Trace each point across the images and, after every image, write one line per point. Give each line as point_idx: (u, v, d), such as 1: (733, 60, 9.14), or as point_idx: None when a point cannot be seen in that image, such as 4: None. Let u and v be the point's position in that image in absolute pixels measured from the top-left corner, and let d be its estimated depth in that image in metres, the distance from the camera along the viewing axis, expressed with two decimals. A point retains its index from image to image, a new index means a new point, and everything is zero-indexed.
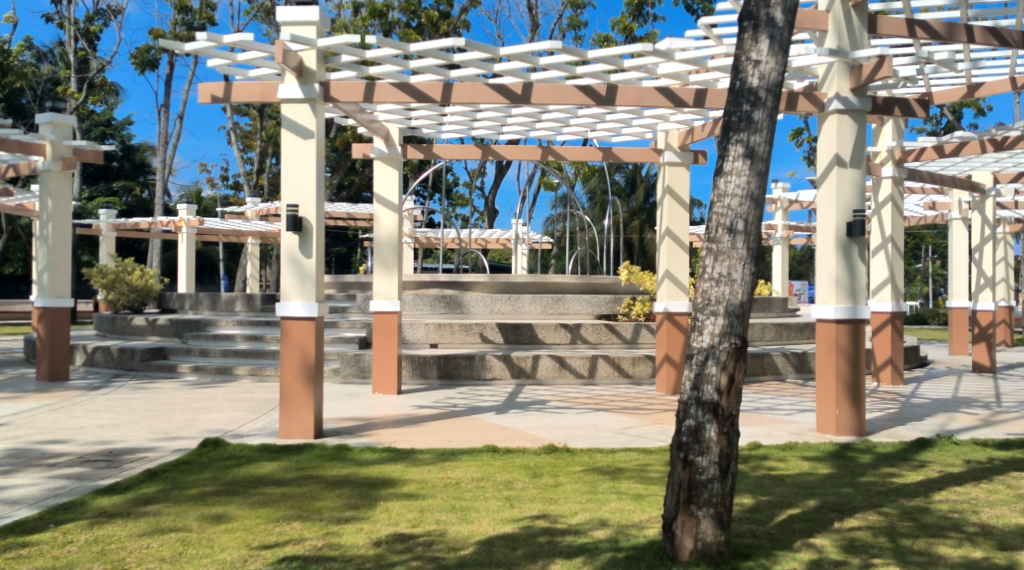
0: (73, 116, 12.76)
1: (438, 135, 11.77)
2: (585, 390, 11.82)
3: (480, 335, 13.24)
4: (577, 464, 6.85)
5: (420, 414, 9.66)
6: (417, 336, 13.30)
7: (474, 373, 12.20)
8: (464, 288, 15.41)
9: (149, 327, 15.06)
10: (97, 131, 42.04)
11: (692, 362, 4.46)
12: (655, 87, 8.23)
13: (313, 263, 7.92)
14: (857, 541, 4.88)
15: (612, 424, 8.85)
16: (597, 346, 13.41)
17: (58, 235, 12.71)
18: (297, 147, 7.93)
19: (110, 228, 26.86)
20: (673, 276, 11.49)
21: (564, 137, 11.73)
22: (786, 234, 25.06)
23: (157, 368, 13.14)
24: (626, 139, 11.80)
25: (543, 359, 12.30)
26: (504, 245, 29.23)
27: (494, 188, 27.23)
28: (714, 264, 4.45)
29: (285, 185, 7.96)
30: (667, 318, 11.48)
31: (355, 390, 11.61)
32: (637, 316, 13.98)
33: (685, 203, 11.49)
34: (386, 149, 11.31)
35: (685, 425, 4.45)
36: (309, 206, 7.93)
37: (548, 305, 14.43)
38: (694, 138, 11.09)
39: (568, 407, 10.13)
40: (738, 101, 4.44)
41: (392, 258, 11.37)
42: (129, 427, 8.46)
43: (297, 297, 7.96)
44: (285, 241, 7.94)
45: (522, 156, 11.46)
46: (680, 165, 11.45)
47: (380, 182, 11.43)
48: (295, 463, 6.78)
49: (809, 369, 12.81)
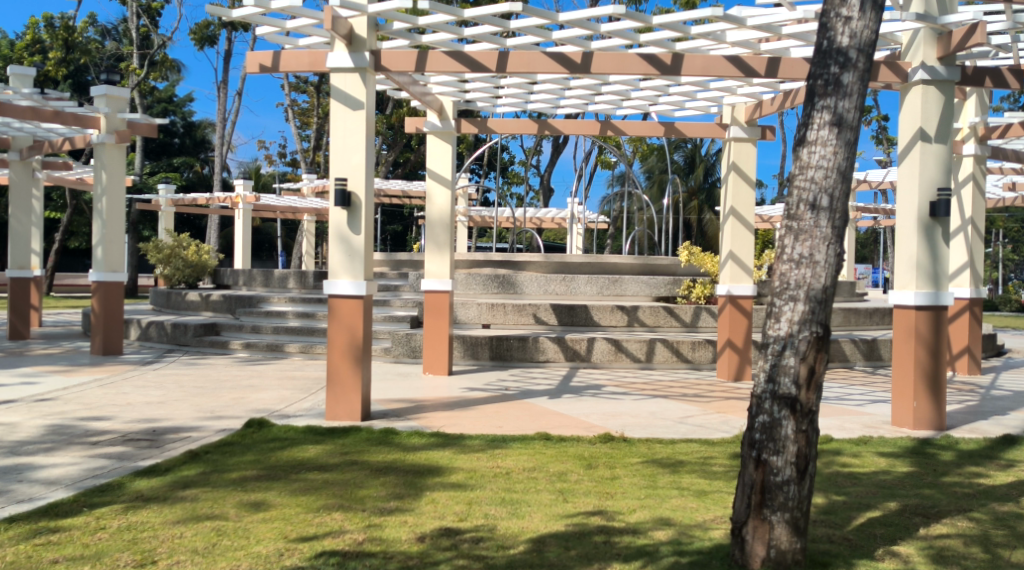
0: (127, 89, 12.63)
1: (493, 109, 11.40)
2: (641, 375, 11.43)
3: (533, 316, 12.90)
4: (635, 455, 6.48)
5: (471, 397, 9.36)
6: (469, 316, 13.01)
7: (527, 355, 11.89)
8: (517, 268, 15.07)
9: (202, 302, 14.95)
10: (160, 107, 42.44)
11: (767, 352, 4.06)
12: (723, 56, 7.77)
13: (361, 239, 7.63)
14: (947, 551, 4.47)
15: (671, 412, 8.44)
16: (655, 330, 12.97)
17: (112, 210, 12.54)
18: (346, 118, 7.62)
19: (169, 204, 26.98)
20: (737, 258, 11.03)
21: (625, 111, 11.30)
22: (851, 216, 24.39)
23: (209, 344, 13.02)
24: (690, 114, 11.33)
25: (598, 342, 11.91)
26: (560, 225, 28.86)
27: (550, 166, 26.84)
28: (795, 244, 4.03)
29: (333, 158, 7.66)
30: (731, 302, 11.03)
31: (406, 371, 11.35)
32: (697, 299, 13.43)
33: (751, 181, 10.99)
34: (440, 123, 10.96)
35: (758, 420, 4.05)
36: (358, 180, 7.62)
37: (604, 287, 13.90)
38: (763, 112, 10.60)
39: (625, 392, 9.76)
40: (825, 62, 4.00)
41: (445, 237, 11.06)
42: (175, 404, 8.26)
43: (345, 274, 7.68)
44: (333, 216, 7.66)
45: (581, 130, 11.05)
46: (747, 141, 10.97)
47: (433, 157, 11.09)
48: (340, 447, 6.49)
49: (878, 356, 12.25)
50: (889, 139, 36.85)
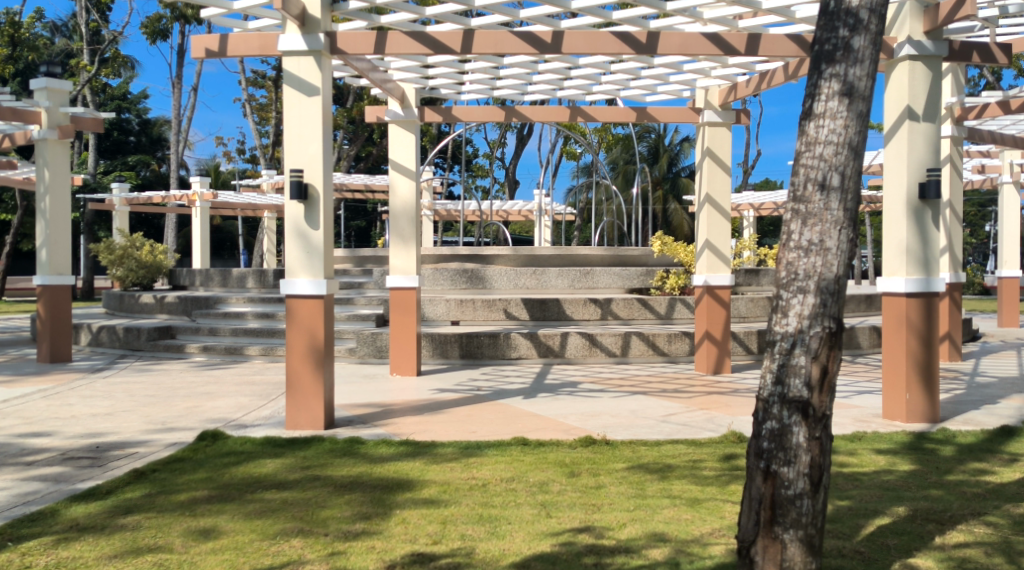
0: (69, 82, 11.96)
1: (457, 96, 10.91)
2: (618, 370, 11.01)
3: (504, 312, 12.43)
4: (620, 460, 6.04)
5: (442, 398, 8.88)
6: (438, 312, 12.50)
7: (498, 352, 11.43)
8: (485, 262, 14.58)
9: (157, 305, 14.30)
10: (113, 105, 41.41)
11: (774, 351, 3.63)
12: (701, 32, 7.36)
13: (320, 235, 7.12)
14: (969, 563, 4.09)
15: (653, 410, 8.02)
16: (629, 322, 12.61)
17: (57, 209, 11.90)
18: (301, 105, 7.11)
19: (123, 203, 26.15)
20: (713, 246, 10.65)
21: (594, 97, 10.86)
22: None
23: (164, 348, 12.40)
24: (662, 98, 10.91)
25: (572, 337, 11.48)
26: (526, 217, 28.43)
27: (515, 158, 26.38)
28: (803, 229, 3.60)
29: (288, 148, 7.14)
30: (708, 292, 10.65)
31: (371, 372, 10.83)
32: (671, 290, 13.09)
33: (726, 166, 10.61)
34: (402, 112, 10.45)
35: (766, 427, 3.63)
36: (315, 171, 7.11)
37: (576, 279, 13.54)
38: (737, 95, 10.21)
39: (602, 390, 9.33)
40: (832, 24, 3.60)
41: (410, 230, 10.56)
42: (124, 416, 7.70)
43: (304, 273, 7.16)
44: (289, 211, 7.14)
45: (550, 117, 10.59)
46: (721, 125, 10.58)
47: (395, 148, 10.58)
48: (300, 461, 5.99)
49: (857, 345, 12.04)
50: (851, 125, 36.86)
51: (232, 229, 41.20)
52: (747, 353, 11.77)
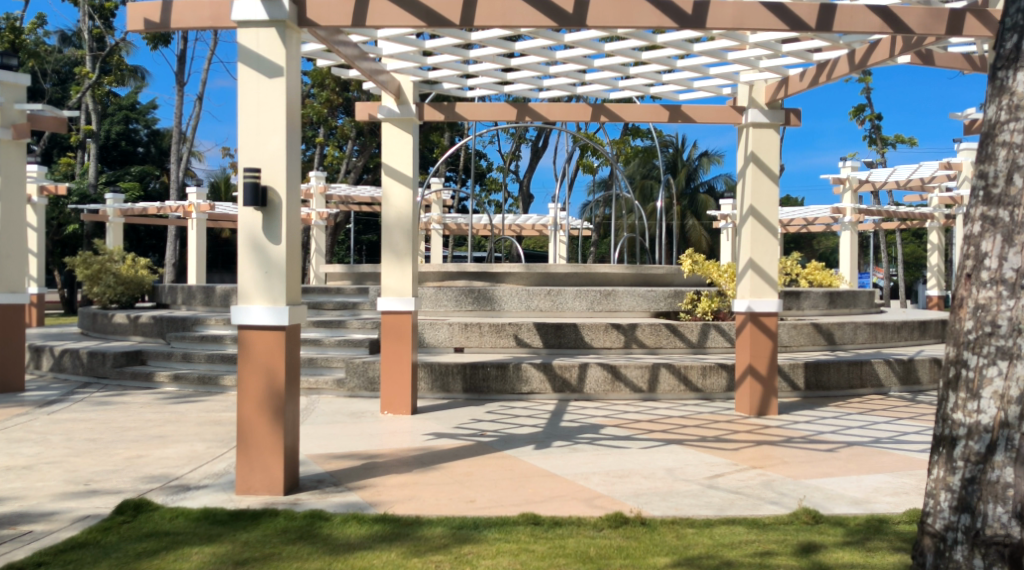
0: (27, 76, 10.58)
1: (462, 92, 9.45)
2: (645, 408, 9.54)
3: (514, 338, 10.99)
4: (662, 552, 4.56)
5: (437, 447, 7.41)
6: (439, 338, 11.06)
7: (507, 386, 9.97)
8: (495, 280, 13.13)
9: (131, 325, 12.87)
10: (120, 115, 40.28)
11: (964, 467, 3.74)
12: (760, 1, 6.01)
13: (282, 250, 5.69)
14: None
15: (695, 469, 6.52)
16: (657, 352, 11.13)
17: (10, 218, 10.50)
18: (260, 89, 5.69)
19: (117, 214, 24.77)
20: (758, 266, 9.17)
21: (619, 94, 9.43)
22: (855, 219, 24.05)
23: (131, 375, 10.95)
24: (698, 97, 9.47)
25: (592, 369, 10.00)
26: (541, 230, 27.02)
27: (529, 170, 24.95)
28: (1007, 259, 3.71)
29: (243, 141, 5.72)
30: (751, 320, 9.18)
31: (361, 409, 9.36)
32: (703, 314, 11.80)
33: (773, 174, 9.17)
34: (397, 109, 9.02)
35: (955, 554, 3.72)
36: (277, 172, 5.69)
37: (595, 301, 12.05)
38: (788, 91, 8.79)
39: (630, 438, 7.82)
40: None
41: (405, 245, 9.08)
42: (43, 471, 6.24)
43: (261, 299, 5.72)
44: (244, 220, 5.71)
45: (569, 115, 9.13)
46: (767, 127, 9.17)
47: (389, 149, 9.12)
48: (240, 550, 4.54)
49: (915, 380, 11.14)
50: (880, 137, 35.39)
51: None
52: (792, 390, 10.43)
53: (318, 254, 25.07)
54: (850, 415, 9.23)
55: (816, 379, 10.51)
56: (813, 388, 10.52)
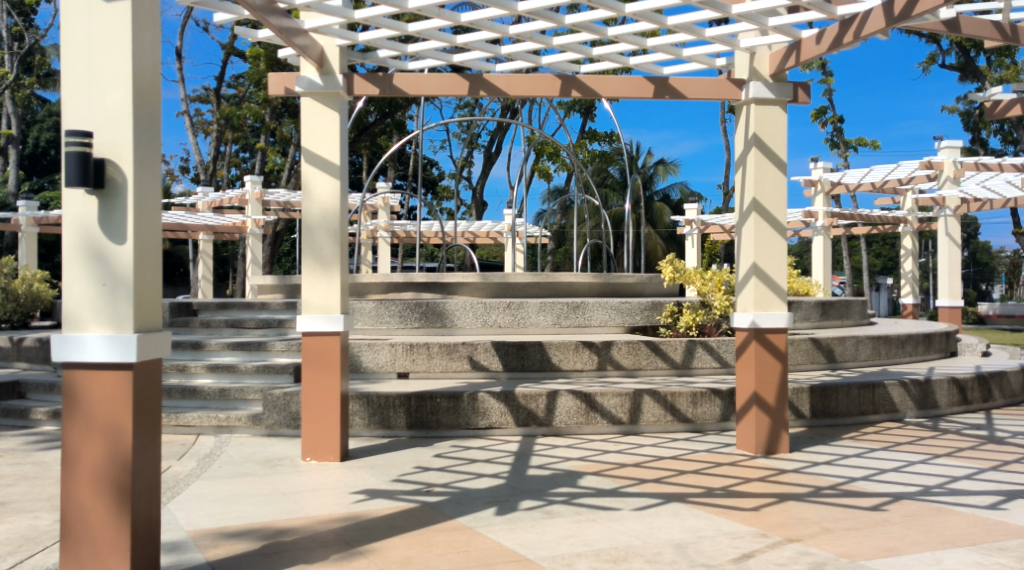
0: None
1: (403, 64, 7.70)
2: (628, 446, 7.85)
3: (469, 360, 9.27)
4: None
5: (368, 513, 5.63)
6: (380, 362, 9.29)
7: (460, 421, 8.25)
8: (446, 292, 11.37)
9: (14, 350, 10.88)
10: (50, 121, 37.80)
11: None
12: None
13: (128, 254, 3.93)
14: None
15: (716, 545, 4.84)
16: (635, 374, 9.46)
17: None
18: (93, 18, 3.94)
19: (31, 224, 22.59)
20: (763, 273, 7.58)
21: (594, 67, 7.77)
22: (828, 223, 22.72)
23: (3, 414, 9.00)
24: (689, 69, 7.84)
25: (563, 399, 8.30)
26: (495, 238, 25.42)
27: (483, 177, 23.22)
28: None
29: (70, 95, 3.96)
30: (756, 337, 7.56)
31: (278, 453, 7.55)
32: (686, 329, 10.21)
33: (779, 160, 7.58)
34: (320, 81, 7.29)
35: None
36: (118, 137, 3.94)
37: (563, 315, 10.34)
38: (802, 59, 7.23)
39: (617, 493, 6.11)
40: None
41: (332, 250, 7.31)
42: None
43: (98, 325, 3.95)
44: (72, 209, 3.94)
45: (534, 89, 7.45)
46: (773, 103, 7.59)
47: (310, 130, 7.33)
48: None
49: (932, 405, 9.61)
50: (843, 140, 34.26)
51: (183, 253, 37.70)
52: (797, 419, 8.87)
53: (254, 266, 23.09)
54: (876, 452, 7.62)
55: (823, 406, 8.94)
56: (820, 417, 8.95)
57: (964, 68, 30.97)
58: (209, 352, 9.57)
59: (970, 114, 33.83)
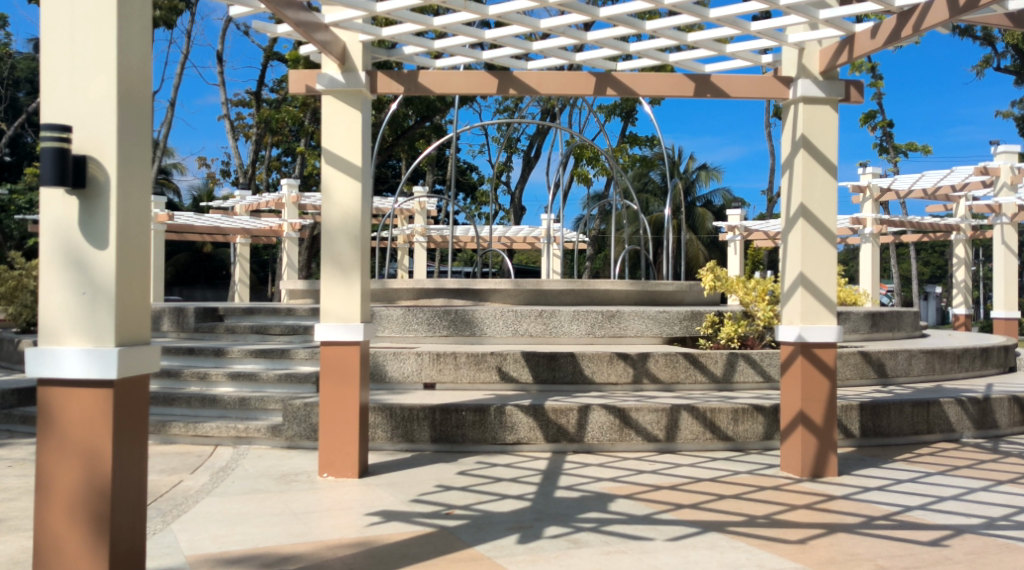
0: None
1: (430, 62, 7.31)
2: (664, 465, 7.40)
3: (497, 371, 8.87)
4: None
5: (381, 539, 5.25)
6: (406, 372, 8.92)
7: (486, 436, 7.86)
8: (478, 299, 11.00)
9: None
10: None
11: None
12: None
13: (110, 259, 3.69)
14: None
15: None
16: (672, 388, 9.00)
17: None
18: (76, 5, 3.72)
19: None
20: (811, 283, 7.11)
21: (632, 65, 7.33)
22: (876, 230, 22.04)
23: (20, 421, 8.76)
24: (732, 67, 7.38)
25: (595, 414, 7.87)
26: (533, 243, 25.01)
27: (521, 181, 22.82)
28: None
29: (50, 89, 3.75)
30: (802, 352, 7.08)
31: (294, 468, 7.20)
32: (727, 340, 9.72)
33: (829, 163, 7.10)
34: (342, 78, 6.93)
35: None
36: (100, 134, 3.71)
37: (597, 324, 9.90)
38: (856, 54, 6.73)
39: (651, 521, 5.66)
40: None
41: (352, 256, 6.96)
42: None
43: (75, 338, 3.72)
44: (51, 212, 3.71)
45: (567, 88, 7.03)
46: (823, 103, 7.11)
47: (330, 130, 6.98)
48: None
49: (991, 424, 9.04)
50: (892, 145, 33.39)
51: (226, 256, 37.84)
52: (846, 438, 8.36)
53: (289, 270, 22.90)
54: (932, 477, 7.10)
55: (874, 425, 8.42)
56: (870, 436, 8.44)
57: (1019, 72, 30.00)
58: (231, 359, 9.27)
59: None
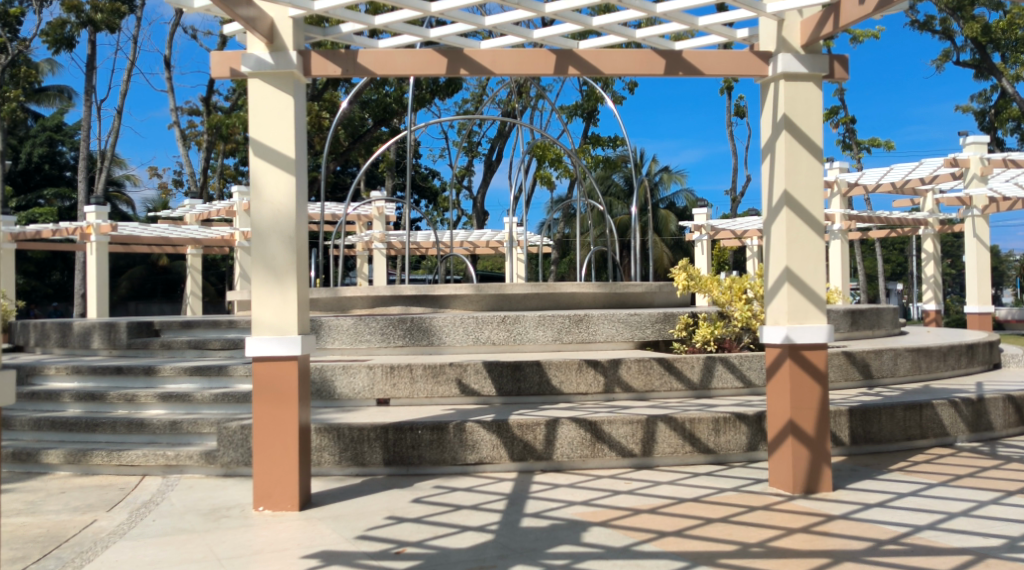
0: None
1: (371, 41, 6.55)
2: (642, 485, 6.68)
3: (457, 384, 8.12)
4: None
5: None
6: (356, 388, 8.14)
7: (445, 456, 7.10)
8: (437, 306, 10.23)
9: None
10: (43, 136, 36.12)
11: None
12: None
13: None
14: None
15: None
16: (647, 397, 8.30)
17: None
18: None
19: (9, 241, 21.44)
20: (798, 279, 6.44)
21: (595, 42, 6.62)
22: (845, 226, 21.57)
23: None
24: (705, 45, 6.71)
25: (563, 428, 7.14)
26: (496, 248, 24.25)
27: (482, 185, 22.06)
28: None
29: None
30: (790, 354, 6.41)
31: (227, 500, 6.39)
32: (704, 343, 9.04)
33: (815, 145, 6.44)
34: (270, 59, 6.15)
35: None
36: None
37: (564, 329, 9.18)
38: (842, 25, 6.07)
39: (631, 555, 4.94)
40: None
41: (286, 259, 6.18)
42: None
43: None
44: None
45: (525, 67, 6.31)
46: (805, 79, 6.45)
47: (258, 118, 6.20)
48: None
49: (986, 426, 8.43)
50: (855, 141, 33.10)
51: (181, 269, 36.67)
52: (836, 447, 7.72)
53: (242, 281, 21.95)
54: (936, 489, 6.46)
55: (864, 432, 7.78)
56: (861, 443, 7.80)
57: (978, 66, 29.73)
58: (164, 379, 8.42)
59: (984, 114, 32.67)
